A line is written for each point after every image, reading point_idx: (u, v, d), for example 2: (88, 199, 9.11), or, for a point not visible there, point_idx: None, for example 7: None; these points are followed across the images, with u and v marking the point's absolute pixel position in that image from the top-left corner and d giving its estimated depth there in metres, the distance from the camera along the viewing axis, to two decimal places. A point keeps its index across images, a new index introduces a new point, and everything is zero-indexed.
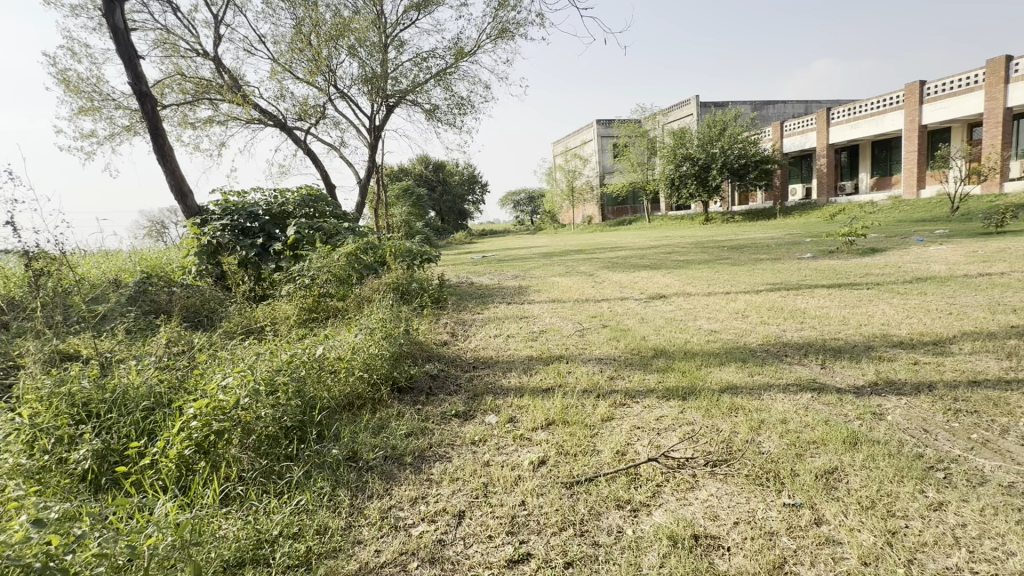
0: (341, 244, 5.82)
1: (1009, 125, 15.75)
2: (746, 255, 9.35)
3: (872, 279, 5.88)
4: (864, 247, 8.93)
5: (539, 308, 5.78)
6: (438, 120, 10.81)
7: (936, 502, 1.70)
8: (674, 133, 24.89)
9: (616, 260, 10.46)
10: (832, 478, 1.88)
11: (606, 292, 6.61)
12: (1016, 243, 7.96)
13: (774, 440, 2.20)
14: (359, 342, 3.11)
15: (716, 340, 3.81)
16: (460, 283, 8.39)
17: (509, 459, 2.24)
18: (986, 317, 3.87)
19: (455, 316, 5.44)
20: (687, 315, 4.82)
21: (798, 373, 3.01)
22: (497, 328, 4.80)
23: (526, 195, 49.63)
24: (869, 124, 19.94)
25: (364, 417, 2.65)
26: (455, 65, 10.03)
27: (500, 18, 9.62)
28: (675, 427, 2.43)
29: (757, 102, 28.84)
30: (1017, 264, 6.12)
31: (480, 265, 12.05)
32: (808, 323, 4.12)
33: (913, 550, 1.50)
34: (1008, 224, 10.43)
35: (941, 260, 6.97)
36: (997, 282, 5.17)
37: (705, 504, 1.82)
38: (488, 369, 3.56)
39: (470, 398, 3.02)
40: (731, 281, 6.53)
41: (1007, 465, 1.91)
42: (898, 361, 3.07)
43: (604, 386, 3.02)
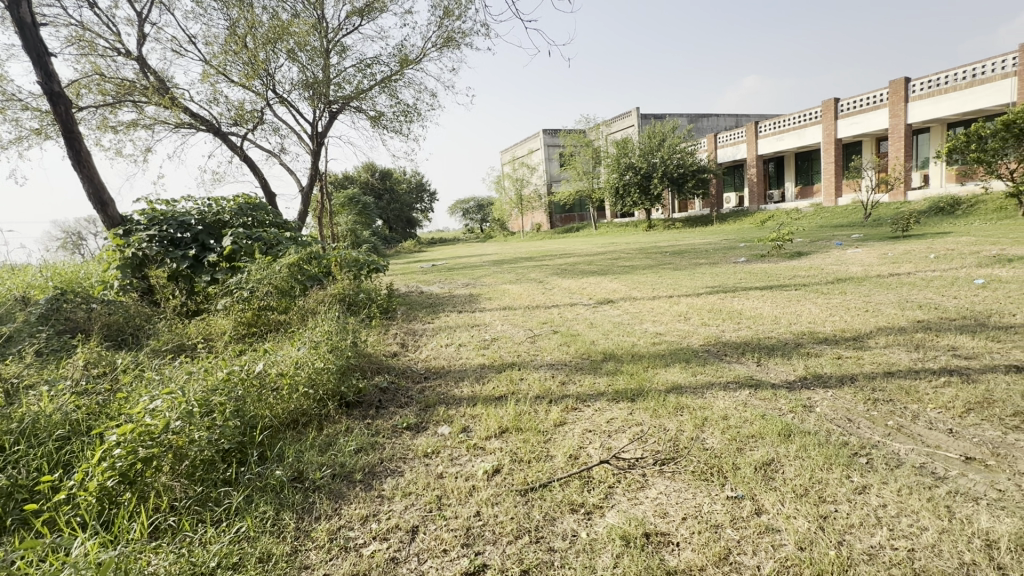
0: (282, 254, 5.57)
1: (909, 140, 17.48)
2: (686, 260, 9.81)
3: (800, 280, 6.32)
4: (792, 251, 9.60)
5: (490, 315, 5.78)
6: (384, 127, 10.59)
7: (861, 485, 1.84)
8: (618, 143, 25.76)
9: (565, 267, 10.69)
10: (770, 470, 1.99)
11: (556, 298, 6.72)
12: (919, 246, 8.82)
13: (716, 437, 2.30)
14: (303, 356, 2.97)
15: (661, 343, 3.96)
16: (410, 293, 8.27)
17: (463, 470, 2.21)
18: (897, 313, 4.25)
19: (405, 326, 5.34)
20: (633, 319, 4.97)
21: (736, 371, 3.18)
22: (448, 338, 4.74)
23: (475, 204, 49.77)
24: (793, 137, 21.52)
25: (311, 435, 2.54)
26: (400, 72, 9.90)
27: (446, 27, 9.60)
28: (625, 428, 2.49)
29: (693, 115, 30.45)
30: (921, 265, 6.78)
31: (430, 273, 11.92)
32: (744, 323, 4.38)
33: (842, 532, 1.61)
34: (913, 228, 11.54)
35: (858, 262, 7.61)
36: (904, 281, 5.72)
37: (655, 502, 1.88)
38: (440, 380, 3.51)
39: (422, 409, 2.96)
40: (673, 285, 6.82)
41: (919, 447, 2.10)
42: (824, 356, 3.31)
43: (556, 392, 3.05)
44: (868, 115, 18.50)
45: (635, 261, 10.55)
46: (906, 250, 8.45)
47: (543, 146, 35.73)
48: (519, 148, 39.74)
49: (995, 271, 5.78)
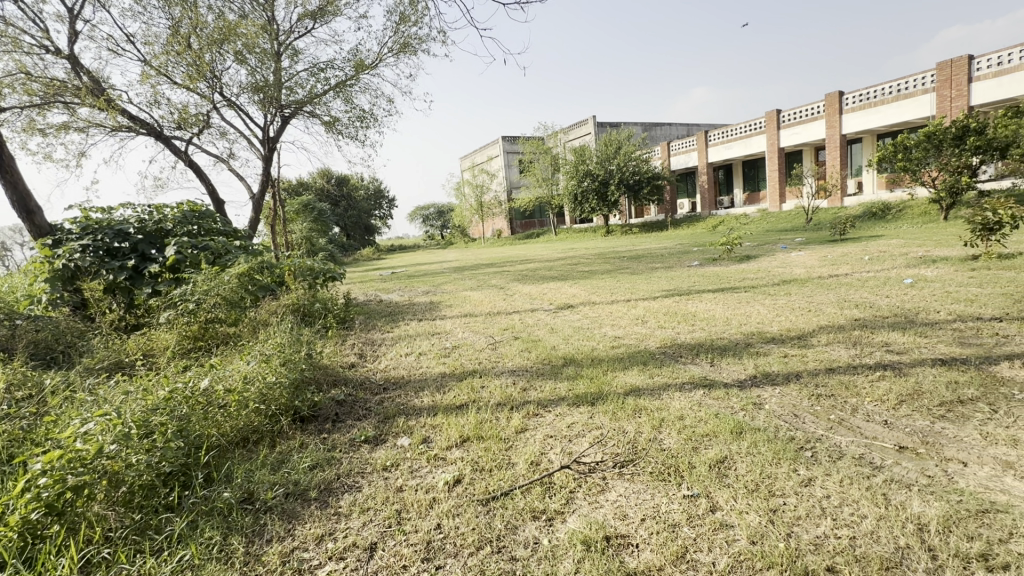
0: (232, 264, 5.33)
1: (844, 149, 18.69)
2: (643, 264, 10.08)
3: (748, 283, 6.61)
4: (741, 255, 10.03)
5: (451, 323, 5.72)
6: (339, 133, 10.34)
7: (807, 478, 1.93)
8: (575, 150, 26.24)
9: (525, 273, 10.75)
10: (723, 467, 2.06)
11: (516, 304, 6.73)
12: (855, 248, 9.42)
13: (672, 437, 2.36)
14: (252, 370, 2.83)
15: (620, 346, 4.04)
16: (368, 301, 8.09)
17: (423, 482, 2.17)
18: (836, 313, 4.50)
19: (363, 336, 5.21)
20: (593, 323, 5.05)
21: (691, 371, 3.28)
22: (408, 347, 4.65)
23: (435, 210, 49.35)
24: (740, 145, 22.56)
25: (262, 453, 2.43)
26: (355, 77, 9.71)
27: (402, 33, 9.51)
28: (585, 432, 2.52)
29: (647, 123, 31.46)
30: (856, 266, 7.22)
31: (389, 281, 11.72)
32: (698, 325, 4.53)
33: (791, 524, 1.68)
34: (849, 232, 12.31)
35: (801, 264, 8.06)
36: (843, 282, 6.07)
37: (615, 505, 1.90)
38: (399, 390, 3.43)
39: (380, 421, 2.89)
40: (631, 289, 6.98)
41: (858, 439, 2.22)
42: (771, 355, 3.47)
43: (518, 398, 3.05)
44: (807, 126, 19.65)
45: (594, 266, 10.74)
46: (844, 252, 9.01)
47: (503, 153, 36.01)
48: (479, 155, 39.84)
49: (922, 272, 6.23)
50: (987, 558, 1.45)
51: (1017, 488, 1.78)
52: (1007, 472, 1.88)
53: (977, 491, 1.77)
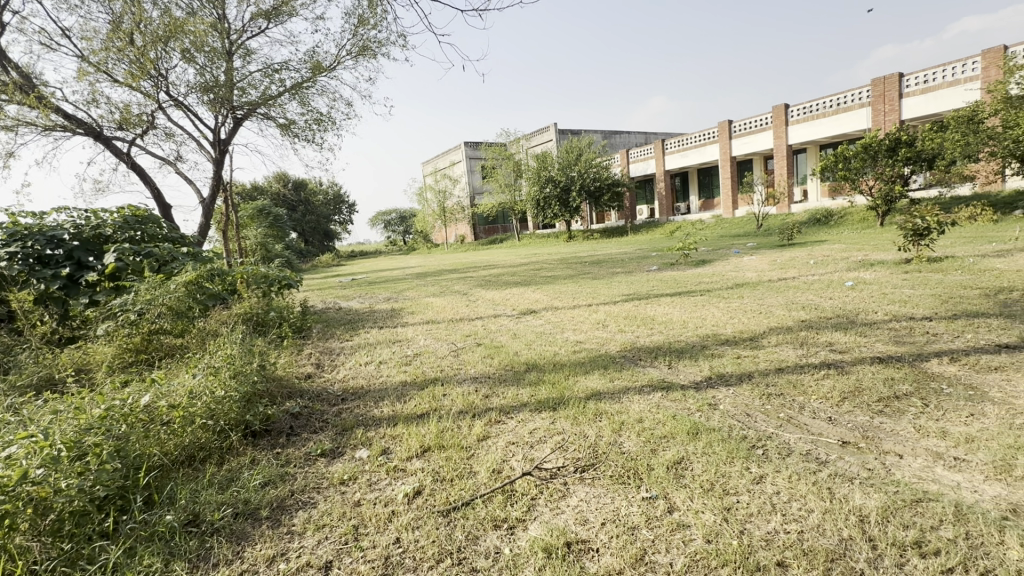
0: (178, 272, 5.06)
1: (790, 159, 19.70)
2: (604, 269, 10.27)
3: (704, 286, 6.84)
4: (697, 259, 10.37)
5: (413, 330, 5.63)
6: (295, 136, 10.03)
7: (758, 476, 2.00)
8: (537, 157, 26.51)
9: (488, 278, 10.74)
10: (680, 468, 2.10)
11: (480, 310, 6.71)
12: (801, 253, 9.93)
13: (632, 440, 2.40)
14: (199, 384, 2.68)
15: (582, 350, 4.09)
16: (327, 309, 7.88)
17: (382, 495, 2.11)
18: (785, 314, 4.72)
19: (321, 346, 5.05)
20: (556, 328, 5.09)
21: (650, 374, 3.35)
22: (368, 355, 4.55)
23: (397, 215, 48.68)
24: (695, 154, 23.39)
25: (209, 472, 2.30)
26: (312, 79, 9.45)
27: (361, 35, 9.34)
28: (546, 438, 2.52)
29: (607, 131, 32.17)
30: (802, 270, 7.61)
31: (349, 288, 11.47)
32: (656, 329, 4.64)
33: (744, 521, 1.74)
34: (796, 237, 12.96)
35: (753, 268, 8.41)
36: (791, 285, 6.38)
37: (576, 510, 1.91)
38: (358, 400, 3.35)
39: (338, 434, 2.80)
40: (592, 294, 7.09)
41: (805, 436, 2.33)
42: (725, 356, 3.59)
43: (480, 406, 3.03)
44: (756, 136, 20.60)
45: (557, 271, 10.86)
46: (792, 256, 9.49)
47: (466, 158, 36.00)
48: (442, 160, 39.66)
49: (862, 275, 6.62)
50: (921, 545, 1.54)
51: (947, 477, 1.90)
52: (938, 462, 2.01)
53: (912, 481, 1.89)
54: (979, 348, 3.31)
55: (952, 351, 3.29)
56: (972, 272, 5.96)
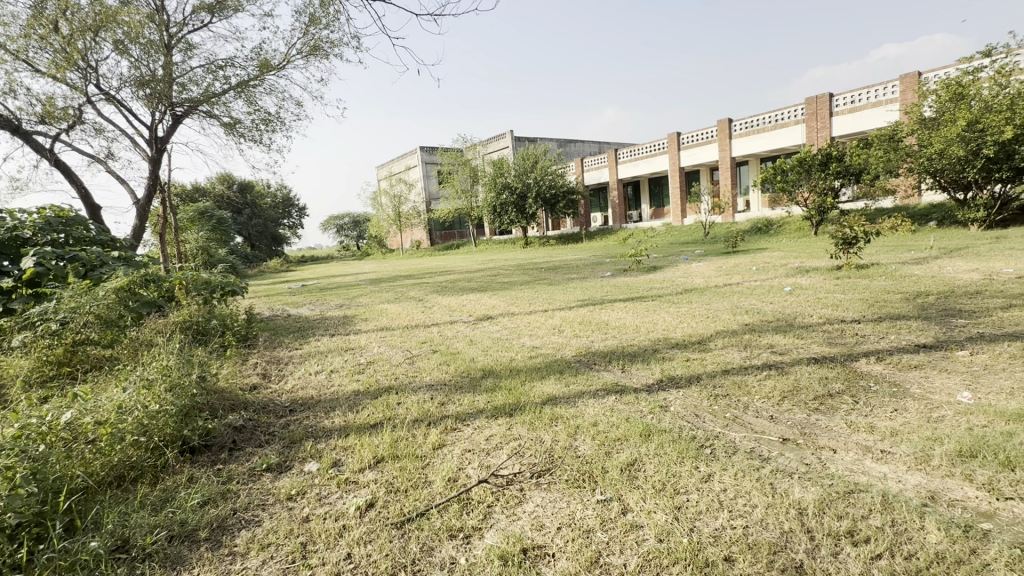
0: (108, 278, 4.70)
1: (734, 171, 20.73)
2: (560, 275, 10.42)
3: (656, 292, 7.06)
4: (649, 265, 10.70)
5: (366, 338, 5.48)
6: (241, 136, 9.59)
7: (707, 474, 2.07)
8: (494, 163, 26.59)
9: (444, 284, 10.63)
10: (634, 469, 2.15)
11: (435, 317, 6.62)
12: (744, 260, 10.44)
13: (587, 443, 2.43)
14: (129, 399, 2.49)
15: (538, 356, 4.12)
16: (275, 316, 7.55)
17: (333, 509, 2.03)
18: (730, 318, 4.94)
19: (267, 355, 4.83)
20: (512, 334, 5.09)
21: (604, 378, 3.42)
22: (318, 364, 4.39)
23: (350, 219, 47.46)
24: (646, 164, 24.20)
25: (141, 493, 2.14)
26: (260, 78, 9.08)
27: (312, 35, 9.06)
28: (503, 444, 2.52)
29: (562, 140, 32.77)
30: (745, 276, 8.01)
31: (299, 294, 11.05)
32: (610, 333, 4.74)
33: (693, 519, 1.79)
34: (740, 245, 13.63)
35: (700, 274, 8.78)
36: (735, 291, 6.69)
37: (532, 516, 1.91)
38: (308, 411, 3.22)
39: (285, 447, 2.68)
40: (549, 300, 7.17)
41: (749, 434, 2.44)
42: (676, 359, 3.72)
43: (435, 414, 2.98)
44: (703, 148, 21.55)
45: (513, 277, 10.91)
46: (736, 263, 9.96)
47: (421, 163, 35.65)
48: (397, 164, 39.08)
49: (799, 281, 7.04)
50: (853, 534, 1.65)
51: (875, 468, 2.04)
52: (867, 455, 2.15)
53: (844, 474, 2.01)
54: (902, 348, 3.59)
55: (878, 351, 3.55)
56: (893, 278, 6.47)
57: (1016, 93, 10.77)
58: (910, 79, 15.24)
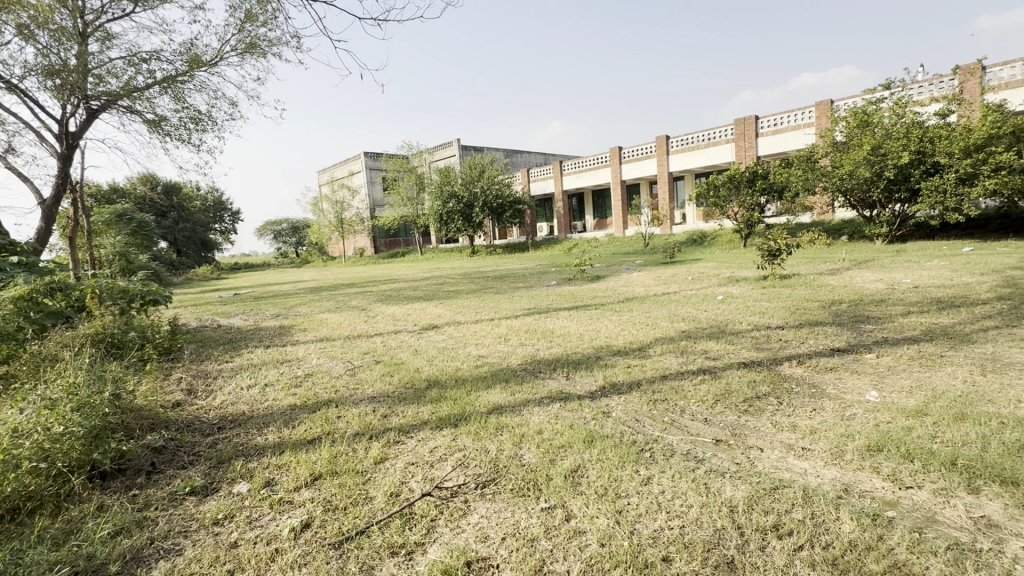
0: (4, 285, 4.20)
1: (671, 185, 21.79)
2: (506, 284, 10.48)
3: (598, 301, 7.26)
4: (592, 275, 10.99)
5: (304, 349, 5.23)
6: (167, 134, 8.94)
7: (646, 477, 2.14)
8: (440, 171, 26.41)
9: (389, 293, 10.39)
10: (577, 476, 2.18)
11: (379, 326, 6.44)
12: (681, 270, 10.95)
13: (532, 451, 2.44)
14: (27, 421, 2.23)
15: (483, 365, 4.10)
16: (203, 327, 7.05)
17: (264, 532, 1.92)
18: (668, 326, 5.16)
19: (193, 369, 4.50)
20: (457, 343, 5.04)
21: (549, 386, 3.45)
22: (251, 378, 4.14)
23: (288, 225, 45.36)
24: (590, 176, 24.93)
25: (39, 526, 1.91)
26: (189, 73, 8.52)
27: (248, 32, 8.63)
28: (447, 455, 2.48)
29: (509, 150, 33.16)
30: (682, 285, 8.41)
31: (231, 303, 10.39)
32: (555, 341, 4.81)
33: (634, 522, 1.84)
34: (677, 256, 14.29)
35: (641, 283, 9.12)
36: (673, 299, 7.01)
37: (477, 527, 1.89)
38: (239, 429, 3.02)
39: (211, 467, 2.50)
40: (494, 309, 7.19)
41: (685, 437, 2.55)
42: (617, 366, 3.83)
43: (378, 427, 2.89)
44: (643, 162, 22.49)
45: (459, 286, 10.84)
46: (673, 273, 10.42)
47: (366, 169, 34.83)
48: (339, 169, 37.93)
49: (729, 290, 7.48)
50: (778, 528, 1.75)
51: (797, 465, 2.19)
52: (790, 453, 2.31)
53: (770, 471, 2.14)
54: (819, 352, 3.90)
55: (799, 355, 3.83)
56: (812, 287, 7.03)
57: (911, 123, 12.08)
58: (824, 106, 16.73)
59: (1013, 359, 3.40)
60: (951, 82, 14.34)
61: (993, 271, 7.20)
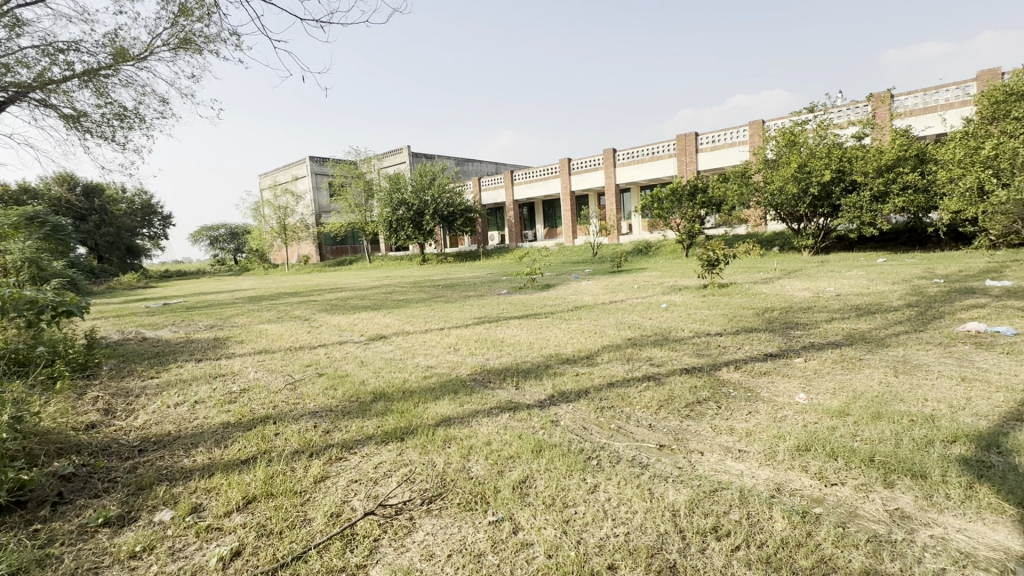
0: None
1: (618, 196, 22.49)
2: (457, 292, 10.39)
3: (548, 309, 7.34)
4: (542, 283, 11.10)
5: (240, 362, 4.93)
6: (87, 131, 8.26)
7: (593, 485, 2.16)
8: (390, 178, 25.92)
9: (334, 302, 10.02)
10: (524, 487, 2.17)
11: (323, 337, 6.19)
12: (628, 279, 11.28)
13: (480, 464, 2.41)
14: None
15: (432, 375, 4.03)
16: (125, 340, 6.49)
17: (189, 564, 1.77)
18: (615, 334, 5.28)
19: (113, 387, 4.13)
20: (406, 354, 4.93)
21: (498, 396, 3.43)
22: (179, 395, 3.85)
23: (226, 230, 42.99)
24: (540, 186, 25.30)
25: None
26: (114, 67, 7.91)
27: (182, 26, 8.14)
28: (392, 471, 2.40)
29: (461, 158, 33.14)
30: (628, 293, 8.66)
31: (159, 314, 9.65)
32: (505, 350, 4.81)
33: (581, 531, 1.85)
34: (624, 265, 14.71)
35: (589, 292, 9.31)
36: (620, 307, 7.20)
37: (422, 545, 1.83)
38: (163, 450, 2.79)
39: (130, 495, 2.29)
40: (444, 318, 7.09)
41: (631, 443, 2.60)
42: (566, 374, 3.87)
43: (319, 444, 2.76)
44: (591, 174, 23.09)
45: (409, 294, 10.64)
46: (620, 281, 10.72)
47: (311, 174, 33.66)
48: (283, 173, 36.43)
49: (673, 298, 7.79)
50: (717, 529, 1.81)
51: (734, 467, 2.29)
52: (728, 455, 2.41)
53: (709, 474, 2.22)
54: (755, 357, 4.12)
55: (736, 360, 4.03)
56: (747, 296, 7.44)
57: (831, 144, 13.13)
58: (757, 125, 17.87)
59: (920, 361, 3.73)
60: (865, 108, 15.74)
61: (902, 280, 7.91)
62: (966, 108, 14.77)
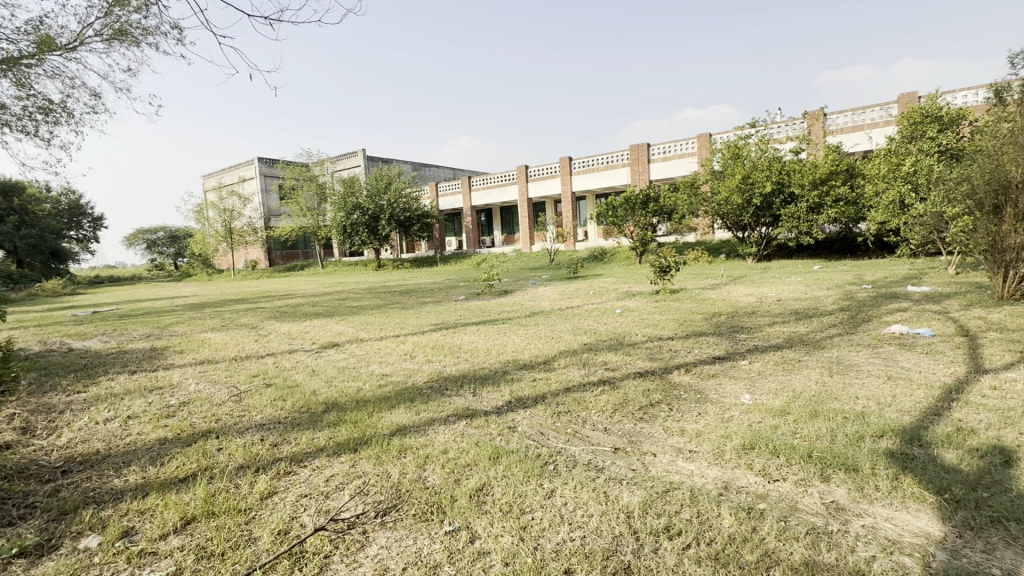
0: None
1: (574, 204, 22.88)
2: (413, 299, 10.23)
3: (506, 315, 7.34)
4: (500, 290, 11.11)
5: (179, 374, 4.64)
6: (4, 124, 7.56)
7: (550, 490, 2.18)
8: (344, 182, 25.28)
9: (284, 309, 9.62)
10: (481, 495, 2.15)
11: (271, 346, 5.92)
12: (583, 285, 11.49)
13: (436, 473, 2.37)
14: None
15: (387, 384, 3.94)
16: (48, 352, 5.97)
17: None
18: (572, 339, 5.35)
19: (32, 403, 3.77)
20: (360, 362, 4.80)
21: (455, 404, 3.39)
22: (109, 410, 3.57)
23: (165, 234, 40.52)
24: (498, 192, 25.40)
25: None
26: (37, 56, 7.30)
27: (117, 17, 7.63)
28: (345, 484, 2.32)
29: (417, 163, 32.81)
30: (584, 299, 8.81)
31: (87, 323, 8.93)
32: (462, 357, 4.77)
33: (537, 537, 1.85)
34: (580, 272, 14.97)
35: (546, 298, 9.41)
36: (576, 313, 7.31)
37: (375, 559, 1.78)
38: (90, 471, 2.58)
39: (50, 521, 2.10)
40: (400, 325, 6.96)
41: (587, 447, 2.64)
42: (524, 380, 3.88)
43: (266, 458, 2.63)
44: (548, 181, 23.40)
45: (364, 301, 10.38)
46: (577, 287, 10.89)
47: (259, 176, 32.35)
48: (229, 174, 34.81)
49: (627, 303, 7.98)
50: (668, 529, 1.86)
51: (685, 467, 2.36)
52: (679, 456, 2.48)
53: (662, 475, 2.29)
54: (704, 360, 4.28)
55: (687, 364, 4.17)
56: (697, 301, 7.73)
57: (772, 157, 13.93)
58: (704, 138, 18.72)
59: (852, 361, 3.99)
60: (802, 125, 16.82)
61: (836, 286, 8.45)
62: (890, 128, 16.07)
